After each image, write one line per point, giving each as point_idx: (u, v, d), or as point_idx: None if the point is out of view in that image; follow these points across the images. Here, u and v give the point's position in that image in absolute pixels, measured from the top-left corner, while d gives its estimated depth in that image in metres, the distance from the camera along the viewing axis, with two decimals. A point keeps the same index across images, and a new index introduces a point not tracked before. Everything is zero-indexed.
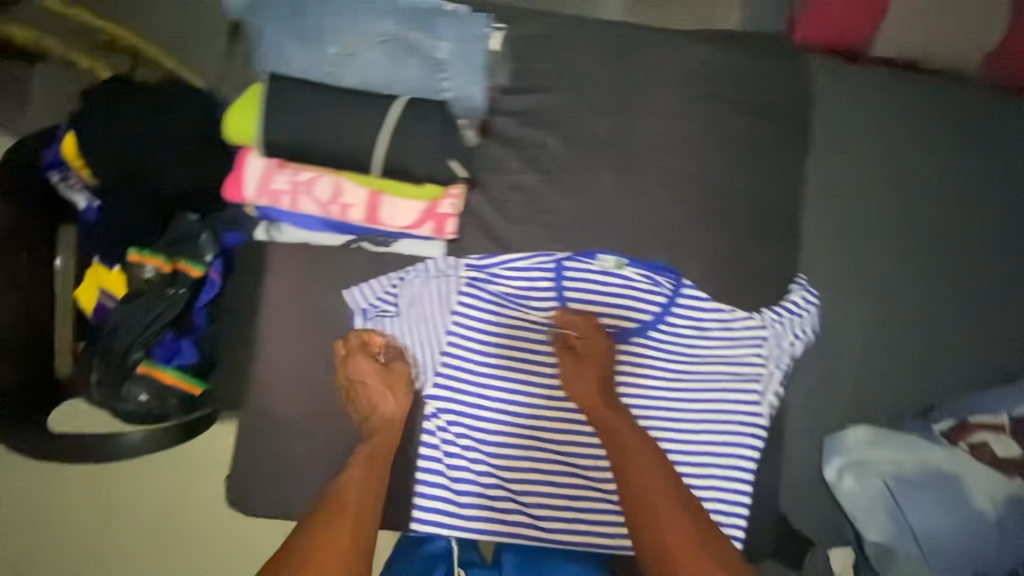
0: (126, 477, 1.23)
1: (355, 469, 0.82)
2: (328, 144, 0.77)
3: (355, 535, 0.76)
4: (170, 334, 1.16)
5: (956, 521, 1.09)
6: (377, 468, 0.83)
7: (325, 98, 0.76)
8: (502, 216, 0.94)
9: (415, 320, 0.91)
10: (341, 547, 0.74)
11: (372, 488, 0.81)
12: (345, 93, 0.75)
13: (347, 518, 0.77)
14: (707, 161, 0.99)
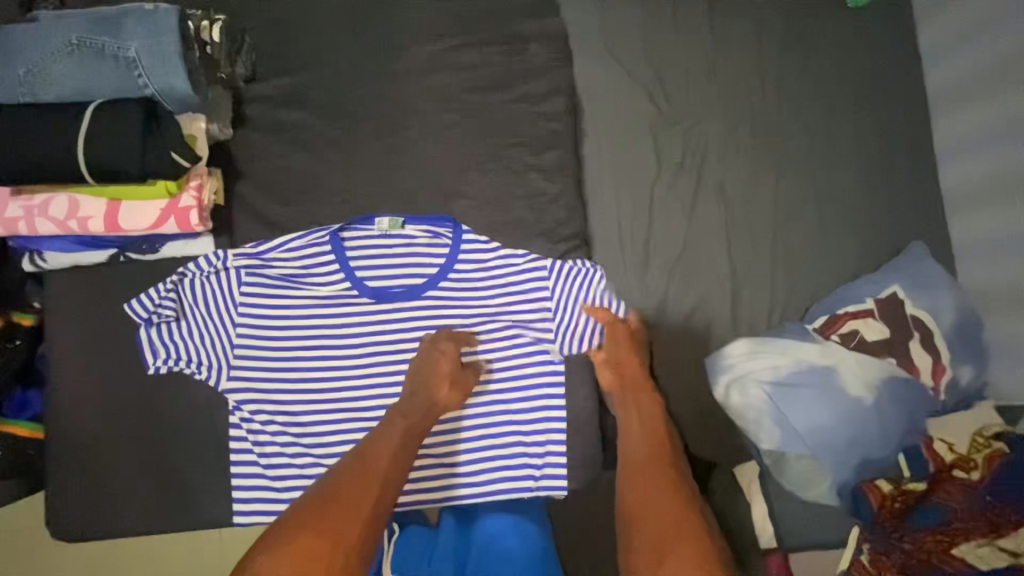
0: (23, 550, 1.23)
1: (392, 440, 0.84)
2: (30, 159, 0.76)
3: (373, 513, 0.75)
4: (18, 388, 1.18)
5: (834, 408, 1.31)
6: (410, 443, 0.85)
7: (24, 114, 0.76)
8: (271, 201, 0.95)
9: (198, 318, 0.91)
10: (355, 522, 0.73)
11: (396, 473, 0.81)
12: (46, 106, 0.76)
13: (368, 496, 0.76)
14: (467, 108, 1.01)
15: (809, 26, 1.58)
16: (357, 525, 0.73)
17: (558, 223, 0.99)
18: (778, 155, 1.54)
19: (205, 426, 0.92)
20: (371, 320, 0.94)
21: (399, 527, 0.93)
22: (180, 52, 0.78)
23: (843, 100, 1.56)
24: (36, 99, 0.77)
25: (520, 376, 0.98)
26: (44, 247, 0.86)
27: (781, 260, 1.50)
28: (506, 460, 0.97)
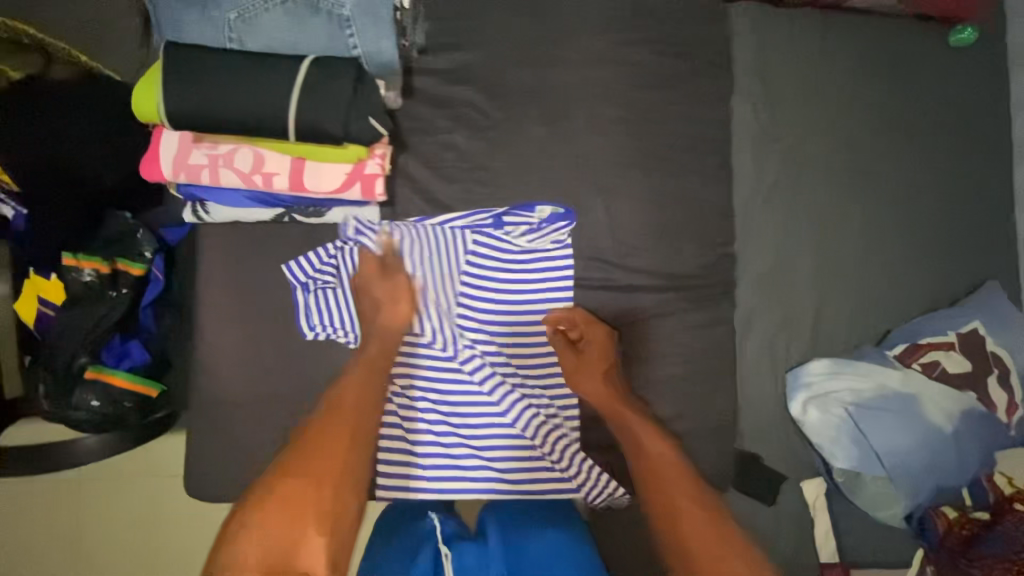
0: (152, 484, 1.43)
1: (354, 376, 0.86)
2: (230, 108, 0.72)
3: (342, 461, 0.81)
4: (118, 337, 1.16)
5: (912, 432, 1.35)
6: (375, 374, 0.87)
7: (227, 59, 0.72)
8: (433, 177, 0.95)
9: (357, 287, 0.92)
10: (329, 482, 0.78)
11: (360, 416, 0.84)
12: (251, 55, 0.73)
13: (332, 444, 0.81)
14: (632, 103, 0.98)
15: (913, 56, 1.60)
16: (322, 487, 0.77)
17: (709, 229, 0.99)
18: (869, 184, 1.57)
19: (349, 396, 0.91)
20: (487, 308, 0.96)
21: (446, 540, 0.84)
22: (394, 17, 0.77)
23: (936, 136, 1.59)
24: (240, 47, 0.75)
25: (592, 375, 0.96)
26: (213, 199, 0.84)
27: (863, 285, 1.53)
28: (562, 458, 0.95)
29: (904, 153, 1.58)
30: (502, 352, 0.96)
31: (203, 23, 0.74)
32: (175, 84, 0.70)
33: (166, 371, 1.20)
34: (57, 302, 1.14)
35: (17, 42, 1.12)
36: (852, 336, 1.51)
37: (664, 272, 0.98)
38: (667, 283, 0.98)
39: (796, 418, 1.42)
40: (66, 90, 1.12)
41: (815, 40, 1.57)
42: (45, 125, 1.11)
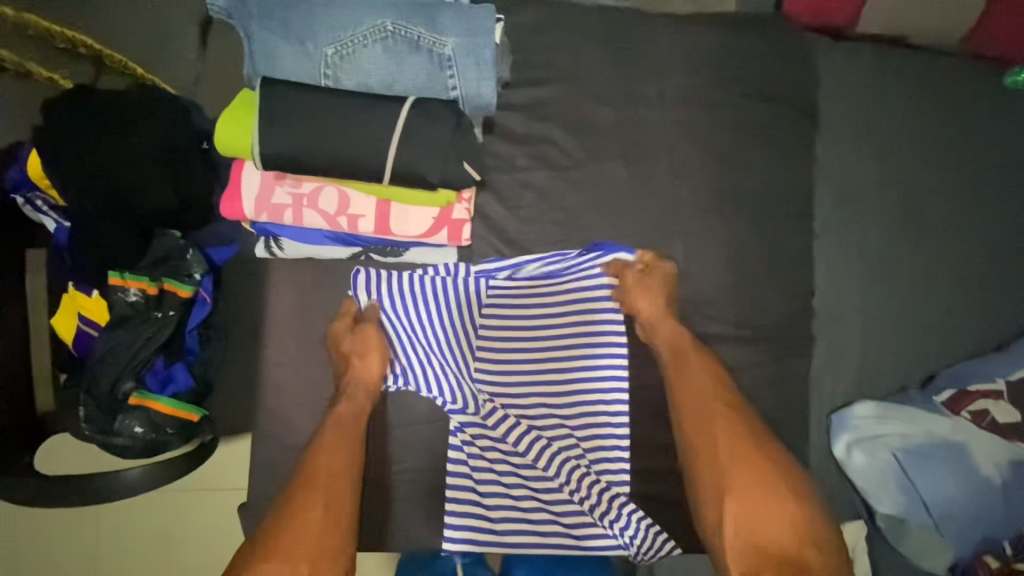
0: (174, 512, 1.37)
1: (326, 441, 0.83)
2: (329, 152, 0.69)
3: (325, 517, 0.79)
4: (161, 360, 1.11)
5: (961, 481, 1.33)
6: (347, 437, 0.84)
7: (327, 102, 0.70)
8: (512, 217, 0.91)
9: (429, 331, 0.90)
10: (314, 538, 0.76)
11: (339, 472, 0.82)
12: (351, 96, 0.70)
13: (316, 499, 0.79)
14: (716, 146, 0.96)
15: (974, 92, 1.55)
16: (309, 541, 0.75)
17: (790, 280, 0.96)
18: (921, 223, 1.53)
19: (419, 440, 0.89)
20: (525, 348, 0.91)
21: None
22: (494, 62, 0.79)
23: (991, 177, 1.54)
24: (335, 83, 0.78)
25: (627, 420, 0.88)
26: (287, 236, 0.79)
27: (911, 326, 1.51)
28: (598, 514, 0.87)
29: (958, 193, 1.54)
30: (560, 398, 0.90)
31: (302, 59, 0.78)
32: (273, 128, 0.68)
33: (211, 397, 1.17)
34: (101, 322, 1.11)
35: (70, 51, 1.09)
36: (898, 378, 1.49)
37: (742, 322, 0.94)
38: (744, 334, 0.94)
39: (839, 459, 1.41)
40: (129, 108, 1.05)
41: (874, 73, 1.54)
42: (101, 143, 1.02)
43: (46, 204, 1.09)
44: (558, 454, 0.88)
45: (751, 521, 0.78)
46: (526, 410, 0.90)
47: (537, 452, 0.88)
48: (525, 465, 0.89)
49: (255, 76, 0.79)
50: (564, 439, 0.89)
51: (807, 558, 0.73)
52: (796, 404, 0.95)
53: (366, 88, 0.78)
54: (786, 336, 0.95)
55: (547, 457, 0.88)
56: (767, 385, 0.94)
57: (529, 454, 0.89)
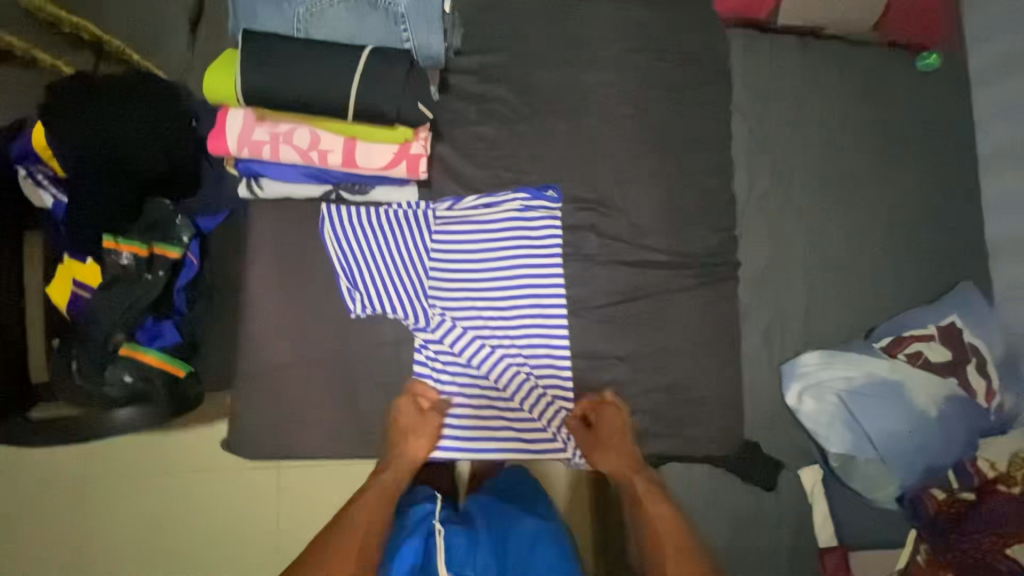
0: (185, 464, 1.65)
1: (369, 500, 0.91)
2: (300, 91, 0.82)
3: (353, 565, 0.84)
4: (150, 319, 1.20)
5: (899, 415, 1.44)
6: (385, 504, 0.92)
7: (301, 53, 0.84)
8: (467, 163, 1.03)
9: (393, 260, 0.98)
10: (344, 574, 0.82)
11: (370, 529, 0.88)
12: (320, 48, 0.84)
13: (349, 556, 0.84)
14: (644, 100, 1.09)
15: (889, 74, 1.73)
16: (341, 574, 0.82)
17: (714, 214, 1.08)
18: (853, 189, 1.66)
19: (389, 359, 0.98)
20: (474, 275, 0.99)
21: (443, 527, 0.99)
22: (442, 18, 0.95)
23: (912, 149, 1.70)
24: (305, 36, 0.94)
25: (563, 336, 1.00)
26: (268, 173, 0.92)
27: (852, 282, 1.62)
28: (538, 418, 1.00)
29: (884, 162, 1.69)
30: (509, 317, 0.99)
31: (277, 16, 0.93)
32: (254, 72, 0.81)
33: (196, 355, 1.25)
34: (93, 285, 1.20)
35: (72, 38, 1.23)
36: (842, 330, 1.59)
37: (674, 250, 1.06)
38: (678, 262, 1.06)
39: (790, 406, 1.50)
40: (128, 88, 1.17)
41: (799, 58, 1.71)
42: (102, 116, 1.13)
43: (45, 178, 1.21)
44: (505, 363, 0.99)
45: None
46: (476, 330, 0.99)
47: (484, 368, 0.99)
48: (476, 380, 0.99)
49: (238, 30, 0.95)
50: (507, 355, 0.99)
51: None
52: (728, 323, 1.06)
53: (331, 40, 0.93)
54: (714, 263, 1.07)
55: (494, 372, 0.99)
56: (700, 306, 1.05)
57: (477, 369, 0.99)
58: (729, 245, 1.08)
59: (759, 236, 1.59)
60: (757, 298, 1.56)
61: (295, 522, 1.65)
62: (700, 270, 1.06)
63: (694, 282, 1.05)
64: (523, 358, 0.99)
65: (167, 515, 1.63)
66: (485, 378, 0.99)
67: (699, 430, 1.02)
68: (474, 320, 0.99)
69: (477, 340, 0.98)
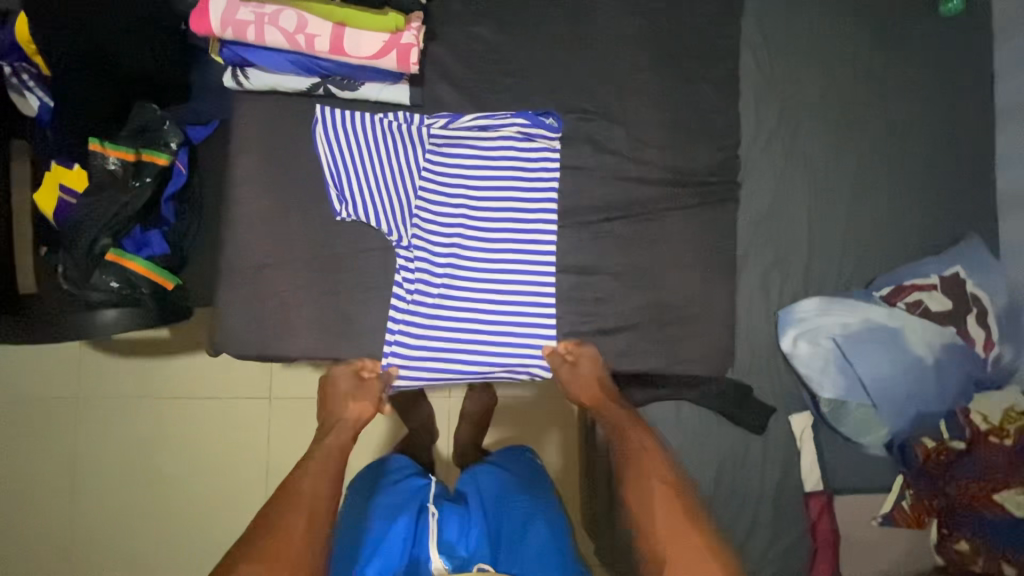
0: (169, 391, 1.64)
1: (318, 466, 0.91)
2: None
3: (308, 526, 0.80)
4: (138, 228, 1.18)
5: (894, 361, 1.42)
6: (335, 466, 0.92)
7: None
8: (461, 65, 0.99)
9: (382, 166, 0.96)
10: (298, 542, 0.78)
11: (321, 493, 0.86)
12: None
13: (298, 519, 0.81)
14: (647, 9, 1.04)
15: (915, 11, 1.61)
16: (295, 539, 0.78)
17: (715, 132, 1.04)
18: (865, 137, 1.58)
19: (375, 265, 0.96)
20: (462, 193, 0.97)
21: (438, 509, 1.08)
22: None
23: (933, 98, 1.59)
24: None
25: (553, 258, 0.98)
26: (253, 59, 0.88)
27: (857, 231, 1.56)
28: (528, 334, 0.98)
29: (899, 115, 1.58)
30: (501, 229, 0.98)
31: None
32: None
33: (185, 266, 1.24)
34: (79, 190, 1.19)
35: None
36: (842, 278, 1.54)
37: (672, 168, 1.02)
38: (676, 180, 1.03)
39: (786, 352, 1.47)
40: None
41: None
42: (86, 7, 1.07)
43: (30, 77, 1.17)
44: (496, 275, 0.97)
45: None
46: (466, 237, 0.97)
47: (473, 286, 0.97)
48: (465, 291, 0.96)
49: None
50: (497, 266, 0.97)
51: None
52: (723, 244, 1.03)
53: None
54: (711, 183, 1.04)
55: (482, 284, 0.97)
56: (695, 226, 1.02)
57: (467, 278, 0.96)
58: (729, 165, 1.05)
59: (763, 178, 1.54)
60: (758, 240, 1.53)
61: (283, 454, 1.63)
62: (697, 189, 1.03)
63: (690, 201, 1.02)
64: (514, 272, 0.97)
65: (154, 439, 1.63)
66: (477, 290, 0.97)
67: (685, 352, 1.01)
68: (465, 227, 0.97)
69: (463, 259, 0.96)
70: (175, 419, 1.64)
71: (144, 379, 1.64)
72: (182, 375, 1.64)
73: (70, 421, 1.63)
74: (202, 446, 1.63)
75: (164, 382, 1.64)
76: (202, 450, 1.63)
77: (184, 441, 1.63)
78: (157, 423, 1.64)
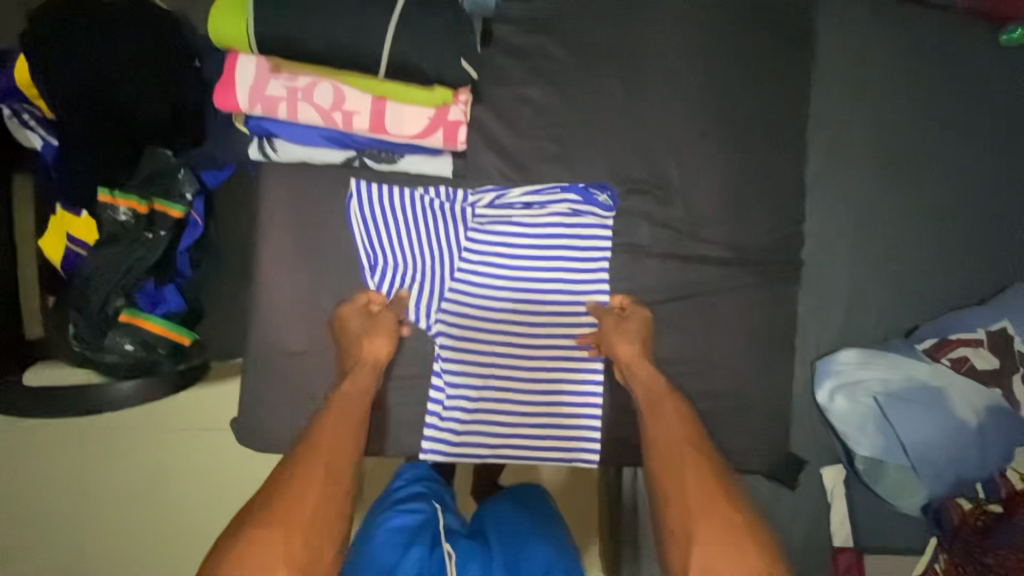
0: (144, 444, 1.35)
1: (332, 416, 0.78)
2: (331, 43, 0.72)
3: (327, 488, 0.70)
4: (151, 282, 1.11)
5: (938, 424, 1.27)
6: (354, 423, 0.78)
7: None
8: (509, 130, 0.91)
9: (421, 249, 0.90)
10: (305, 518, 0.66)
11: (342, 443, 0.75)
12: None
13: (311, 486, 0.69)
14: (711, 69, 0.96)
15: None
16: (309, 509, 0.67)
17: (779, 206, 0.96)
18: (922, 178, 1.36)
19: (408, 354, 0.90)
20: (504, 276, 0.91)
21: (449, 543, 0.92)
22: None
23: (1002, 136, 1.35)
24: None
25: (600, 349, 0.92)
26: (283, 133, 0.82)
27: (906, 283, 1.37)
28: (570, 434, 0.91)
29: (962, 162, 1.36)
30: (548, 316, 0.92)
31: None
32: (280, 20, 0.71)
33: (202, 320, 1.17)
34: (88, 242, 1.09)
35: None
36: (881, 328, 1.37)
37: (731, 245, 0.95)
38: (735, 258, 0.96)
39: (820, 405, 1.32)
40: (122, 10, 1.02)
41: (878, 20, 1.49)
42: (89, 52, 0.98)
43: (31, 116, 1.06)
44: (540, 364, 0.91)
45: None
46: (509, 325, 0.91)
47: (513, 380, 0.91)
48: (505, 383, 0.91)
49: None
50: (539, 356, 0.91)
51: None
52: (782, 326, 0.97)
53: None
54: (773, 261, 0.96)
55: (524, 375, 0.91)
56: (753, 309, 0.96)
57: (508, 368, 0.91)
58: (793, 241, 0.97)
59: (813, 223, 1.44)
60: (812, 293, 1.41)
61: None
62: (757, 268, 0.96)
63: (749, 280, 0.96)
64: (555, 364, 0.92)
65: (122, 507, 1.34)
66: (518, 381, 0.91)
67: (733, 438, 0.96)
68: (507, 314, 0.91)
69: (505, 349, 0.91)
70: (150, 479, 1.35)
71: (113, 433, 1.34)
72: (165, 422, 1.35)
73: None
74: (172, 510, 1.34)
75: (138, 432, 1.35)
76: (175, 515, 1.35)
77: (139, 495, 1.35)
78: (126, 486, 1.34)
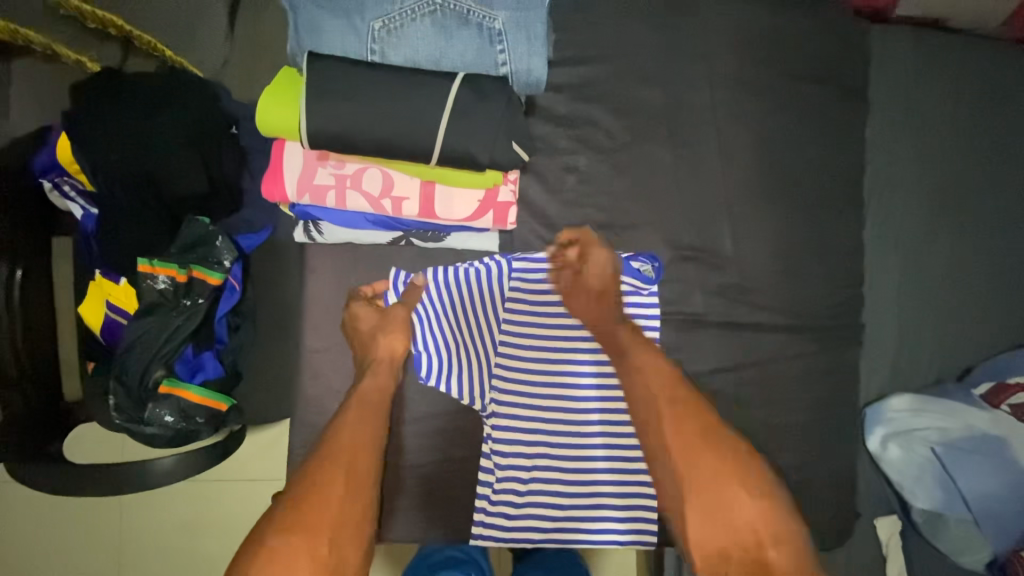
0: (183, 507, 1.34)
1: (349, 415, 0.83)
2: (389, 130, 0.74)
3: (352, 480, 0.78)
4: (190, 349, 1.09)
5: (1004, 480, 1.09)
6: (370, 413, 0.84)
7: (388, 85, 0.74)
8: (556, 201, 0.92)
9: (470, 324, 0.94)
10: (333, 518, 0.74)
11: (363, 442, 0.81)
12: (409, 79, 0.75)
13: (341, 470, 0.78)
14: (762, 128, 0.94)
15: None
16: (332, 512, 0.75)
17: (836, 267, 0.94)
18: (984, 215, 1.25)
19: (452, 429, 0.93)
20: (548, 348, 0.94)
21: None
22: (543, 38, 0.83)
23: None
24: (382, 58, 0.81)
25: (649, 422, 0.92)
26: (328, 219, 0.87)
27: (975, 329, 1.23)
28: (616, 513, 0.92)
29: None
30: (594, 389, 0.94)
31: (351, 31, 0.80)
32: (339, 111, 0.73)
33: (241, 386, 1.15)
34: (128, 309, 1.09)
35: (101, 32, 1.13)
36: (936, 369, 1.22)
37: (787, 310, 0.93)
38: (793, 323, 0.93)
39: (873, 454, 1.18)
40: (161, 85, 1.02)
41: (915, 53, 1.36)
42: (127, 124, 0.98)
43: (72, 189, 1.07)
44: (586, 439, 0.93)
45: (715, 526, 0.77)
46: (552, 398, 0.93)
47: (559, 455, 0.93)
48: (552, 458, 0.93)
49: (299, 50, 0.81)
50: (584, 429, 0.93)
51: (769, 563, 0.72)
52: (844, 392, 0.93)
53: (414, 64, 0.80)
54: (832, 323, 0.93)
55: (569, 449, 0.93)
56: (813, 376, 0.93)
57: (554, 443, 0.93)
58: (851, 303, 0.94)
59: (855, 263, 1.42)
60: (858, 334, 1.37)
61: None
62: (816, 332, 0.93)
63: (808, 346, 0.93)
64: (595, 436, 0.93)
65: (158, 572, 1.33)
66: (564, 454, 0.93)
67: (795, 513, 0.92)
68: (549, 387, 0.94)
69: (550, 423, 0.93)
70: (187, 544, 1.34)
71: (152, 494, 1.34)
72: (202, 485, 1.35)
73: (36, 538, 1.32)
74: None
75: (178, 494, 1.34)
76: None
77: (169, 562, 1.33)
78: (166, 548, 1.33)
